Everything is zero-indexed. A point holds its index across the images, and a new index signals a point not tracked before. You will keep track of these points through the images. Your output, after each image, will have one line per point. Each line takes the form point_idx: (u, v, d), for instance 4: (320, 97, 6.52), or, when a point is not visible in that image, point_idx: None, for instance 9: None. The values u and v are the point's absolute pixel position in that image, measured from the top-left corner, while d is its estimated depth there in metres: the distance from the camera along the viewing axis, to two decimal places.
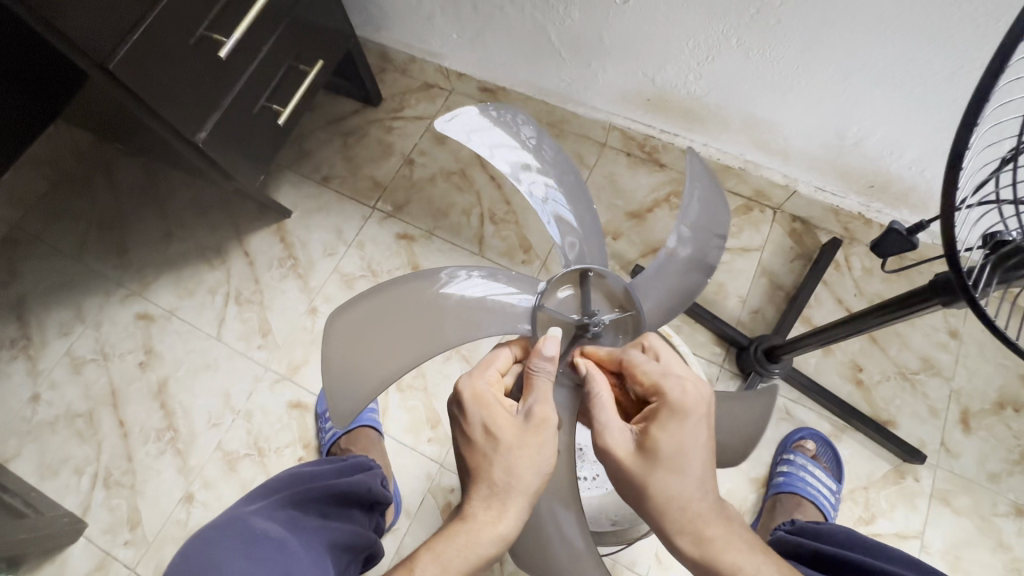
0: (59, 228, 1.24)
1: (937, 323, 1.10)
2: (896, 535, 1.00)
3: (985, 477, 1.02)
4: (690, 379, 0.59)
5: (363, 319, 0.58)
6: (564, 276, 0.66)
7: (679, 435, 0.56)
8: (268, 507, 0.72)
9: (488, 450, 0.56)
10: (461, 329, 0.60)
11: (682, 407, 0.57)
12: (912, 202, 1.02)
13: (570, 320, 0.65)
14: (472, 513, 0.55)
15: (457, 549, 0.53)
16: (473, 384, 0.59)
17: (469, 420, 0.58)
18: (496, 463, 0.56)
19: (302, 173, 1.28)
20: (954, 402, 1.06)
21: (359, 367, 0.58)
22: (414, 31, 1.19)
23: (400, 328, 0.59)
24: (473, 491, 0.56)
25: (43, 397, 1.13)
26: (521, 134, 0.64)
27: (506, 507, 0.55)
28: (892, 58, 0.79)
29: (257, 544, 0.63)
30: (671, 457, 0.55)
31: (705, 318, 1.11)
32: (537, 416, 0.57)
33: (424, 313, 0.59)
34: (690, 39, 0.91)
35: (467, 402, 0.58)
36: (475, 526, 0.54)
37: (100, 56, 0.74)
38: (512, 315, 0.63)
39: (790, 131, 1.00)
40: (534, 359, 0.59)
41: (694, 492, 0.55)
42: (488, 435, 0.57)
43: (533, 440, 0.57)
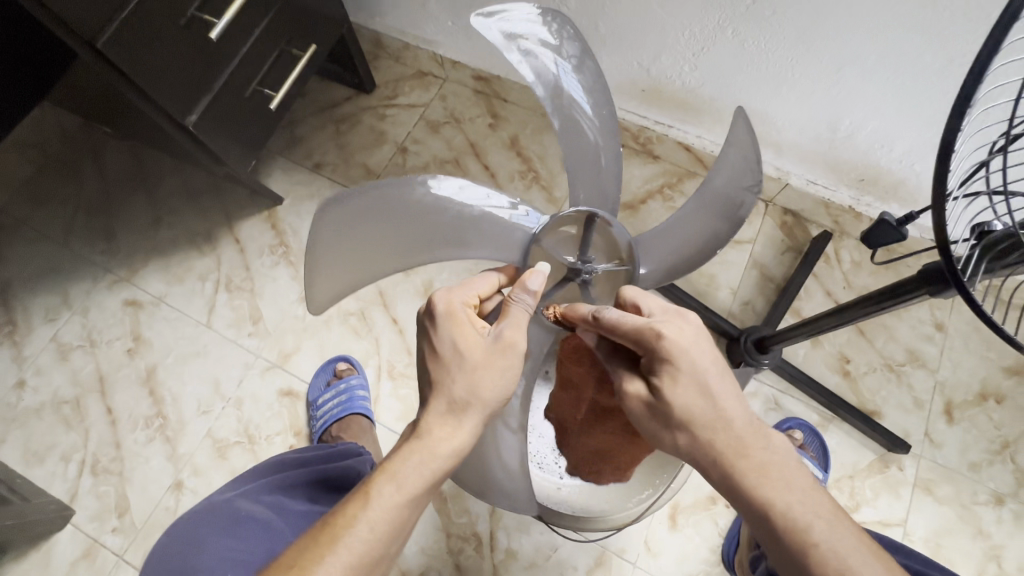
0: (43, 212, 1.22)
1: (923, 315, 1.12)
2: (879, 522, 1.02)
3: (966, 466, 1.04)
4: (669, 323, 0.58)
5: (353, 218, 0.59)
6: (570, 217, 0.64)
7: (680, 374, 0.56)
8: (256, 490, 0.72)
9: (453, 367, 0.56)
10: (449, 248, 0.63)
11: (668, 351, 0.57)
12: (902, 196, 1.03)
13: (564, 262, 0.66)
14: (428, 430, 0.55)
15: (413, 467, 0.53)
16: (449, 299, 0.59)
17: (436, 335, 0.58)
18: (459, 381, 0.56)
19: (293, 160, 1.26)
20: (938, 394, 1.08)
21: (344, 262, 0.62)
22: (409, 18, 1.17)
23: (389, 234, 0.61)
24: (430, 407, 0.56)
25: (29, 383, 1.12)
26: (564, 51, 0.62)
27: (462, 425, 0.56)
28: (886, 51, 0.79)
29: (242, 525, 0.65)
30: (680, 401, 0.56)
31: (696, 310, 1.11)
32: (506, 341, 0.58)
33: (415, 224, 0.60)
34: (685, 29, 0.90)
35: (439, 317, 0.58)
36: (430, 443, 0.55)
37: (88, 34, 0.72)
38: (505, 244, 0.64)
39: (782, 124, 1.00)
40: (517, 290, 0.59)
41: (711, 426, 0.56)
42: (455, 352, 0.57)
43: (498, 360, 0.57)
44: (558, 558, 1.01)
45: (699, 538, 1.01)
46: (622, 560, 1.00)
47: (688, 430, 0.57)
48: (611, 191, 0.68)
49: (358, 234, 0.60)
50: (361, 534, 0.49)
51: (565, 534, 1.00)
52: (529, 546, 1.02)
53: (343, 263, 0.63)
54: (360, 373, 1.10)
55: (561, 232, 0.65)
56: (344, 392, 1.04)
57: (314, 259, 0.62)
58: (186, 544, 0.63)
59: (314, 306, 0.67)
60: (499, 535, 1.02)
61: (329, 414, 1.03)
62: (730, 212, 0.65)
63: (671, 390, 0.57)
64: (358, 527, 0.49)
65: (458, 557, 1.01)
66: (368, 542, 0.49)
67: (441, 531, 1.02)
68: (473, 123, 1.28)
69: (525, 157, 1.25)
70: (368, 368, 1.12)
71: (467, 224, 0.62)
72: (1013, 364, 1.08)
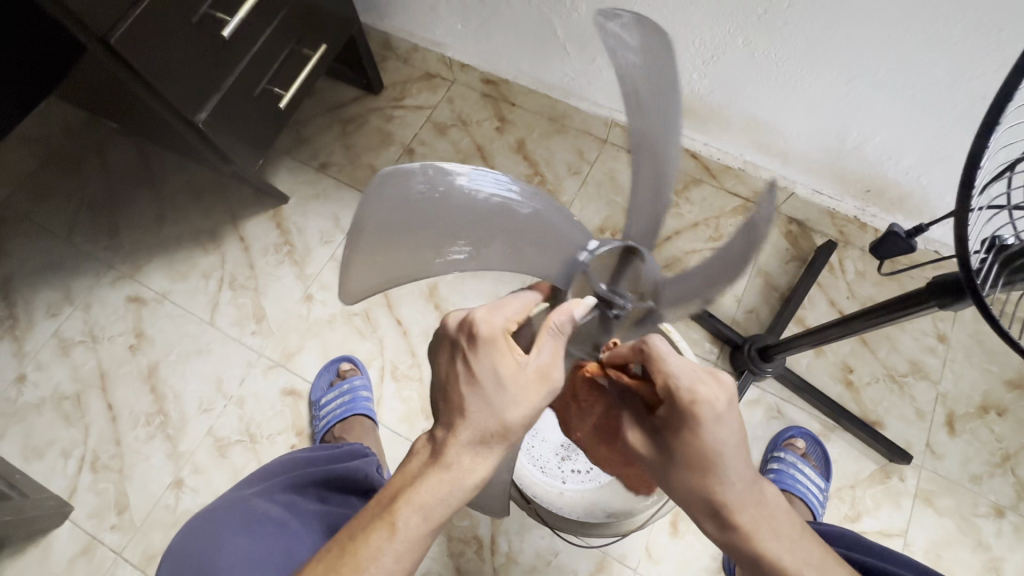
0: (47, 206, 1.22)
1: (926, 327, 1.12)
2: (880, 533, 1.02)
3: (967, 478, 1.04)
4: (702, 386, 0.55)
5: (423, 199, 0.51)
6: (615, 247, 0.60)
7: (694, 439, 0.55)
8: (268, 490, 0.72)
9: (486, 395, 0.54)
10: (505, 256, 0.57)
11: (689, 414, 0.55)
12: (907, 208, 1.03)
13: (598, 292, 0.61)
14: (456, 460, 0.53)
15: (439, 497, 0.52)
16: (492, 321, 0.55)
17: (474, 356, 0.54)
18: (494, 412, 0.54)
19: (299, 159, 1.26)
20: (940, 405, 1.08)
21: (390, 244, 0.53)
22: (419, 20, 1.18)
23: (453, 226, 0.53)
24: (456, 434, 0.54)
25: (29, 377, 1.11)
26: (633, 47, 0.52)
27: (487, 454, 0.55)
28: (898, 64, 0.80)
29: (255, 525, 0.65)
30: (695, 460, 0.55)
31: (701, 315, 1.12)
32: (546, 374, 0.56)
33: (475, 224, 0.54)
34: (695, 37, 0.91)
35: (479, 340, 0.54)
36: (458, 472, 0.53)
37: (100, 30, 0.72)
38: (554, 260, 0.59)
39: (790, 133, 1.01)
40: (558, 318, 0.56)
41: (719, 487, 0.55)
42: (493, 379, 0.54)
43: (533, 394, 0.55)
44: (559, 563, 1.00)
45: (700, 546, 1.01)
46: (623, 567, 1.00)
47: (690, 486, 0.56)
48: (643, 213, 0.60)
49: (409, 216, 0.51)
50: (388, 566, 0.49)
51: (568, 538, 1.00)
52: (531, 550, 1.01)
53: (381, 256, 0.54)
54: (363, 374, 1.09)
55: (605, 262, 0.60)
56: (347, 393, 1.03)
57: (355, 245, 0.52)
58: (201, 545, 0.63)
59: (344, 295, 0.56)
60: (501, 539, 1.02)
61: (332, 414, 1.03)
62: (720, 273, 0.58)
63: (683, 446, 0.56)
64: (384, 560, 0.49)
65: (458, 561, 1.01)
66: (395, 574, 0.49)
67: (442, 534, 1.02)
68: (480, 126, 1.28)
69: (531, 161, 1.26)
70: (372, 368, 1.12)
71: (526, 224, 0.56)
72: (1015, 377, 1.09)
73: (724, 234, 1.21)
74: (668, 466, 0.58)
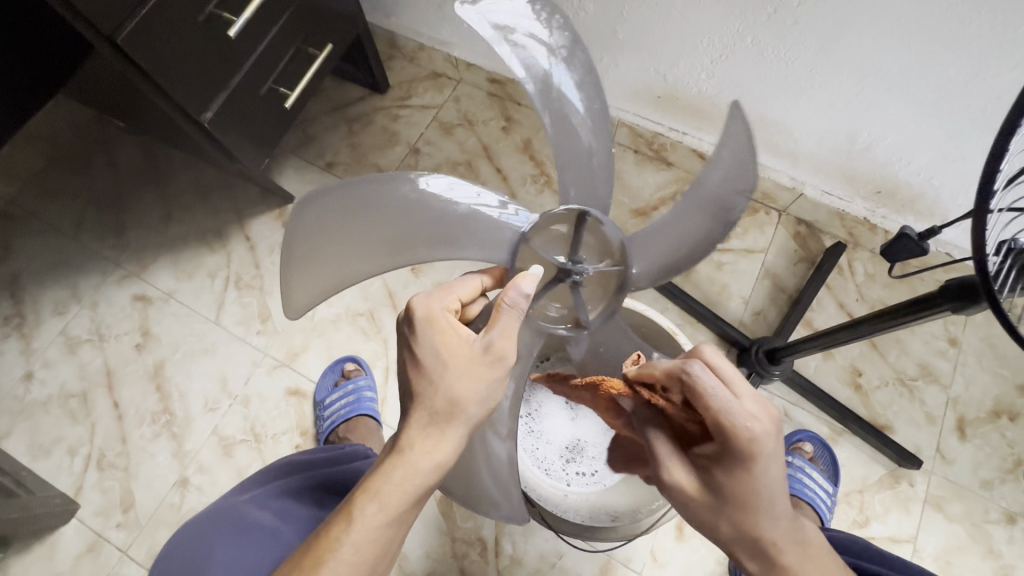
0: (54, 205, 1.22)
1: (937, 330, 1.10)
2: (889, 538, 1.00)
3: (979, 484, 1.02)
4: (758, 421, 0.52)
5: (337, 212, 0.59)
6: (560, 213, 0.62)
7: (747, 476, 0.52)
8: (264, 495, 0.72)
9: (433, 375, 0.55)
10: (428, 249, 0.62)
11: (747, 453, 0.52)
12: (919, 209, 1.02)
13: (556, 262, 0.62)
14: (409, 444, 0.54)
15: (394, 485, 0.53)
16: (428, 304, 0.57)
17: (415, 341, 0.56)
18: (440, 392, 0.54)
19: (305, 159, 1.26)
20: (950, 409, 1.07)
21: (318, 256, 0.62)
22: (425, 19, 1.17)
23: (369, 231, 0.60)
24: (410, 420, 0.55)
25: (37, 375, 1.12)
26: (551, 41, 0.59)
27: (444, 436, 0.55)
28: (910, 64, 0.79)
29: (247, 532, 0.66)
30: (744, 498, 0.53)
31: (708, 317, 1.11)
32: (492, 348, 0.55)
33: (389, 223, 0.60)
34: (704, 36, 0.90)
35: (418, 322, 0.56)
36: (411, 457, 0.54)
37: (108, 29, 0.72)
38: (474, 241, 0.62)
39: (800, 133, 0.99)
40: (509, 293, 0.55)
41: (765, 524, 0.53)
42: (436, 360, 0.55)
43: (480, 371, 0.55)
44: (563, 566, 1.00)
45: (706, 550, 1.00)
46: (628, 571, 0.99)
47: (734, 524, 0.54)
48: (603, 188, 0.65)
49: (328, 228, 0.60)
50: (347, 556, 0.50)
51: (573, 542, 0.99)
52: (535, 553, 1.01)
53: (318, 266, 0.62)
54: (367, 374, 1.09)
55: (550, 231, 0.63)
56: (351, 393, 1.03)
57: (293, 260, 0.62)
58: (194, 550, 0.65)
59: (296, 307, 0.66)
60: (504, 541, 1.01)
61: (337, 414, 1.02)
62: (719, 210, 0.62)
63: (731, 483, 0.53)
64: (343, 551, 0.50)
65: (462, 563, 1.01)
66: (354, 564, 0.50)
67: (446, 535, 1.02)
68: (486, 126, 1.28)
69: (537, 161, 1.25)
70: (376, 369, 1.12)
71: (439, 224, 0.61)
72: None
73: (731, 236, 1.20)
74: (713, 505, 0.55)
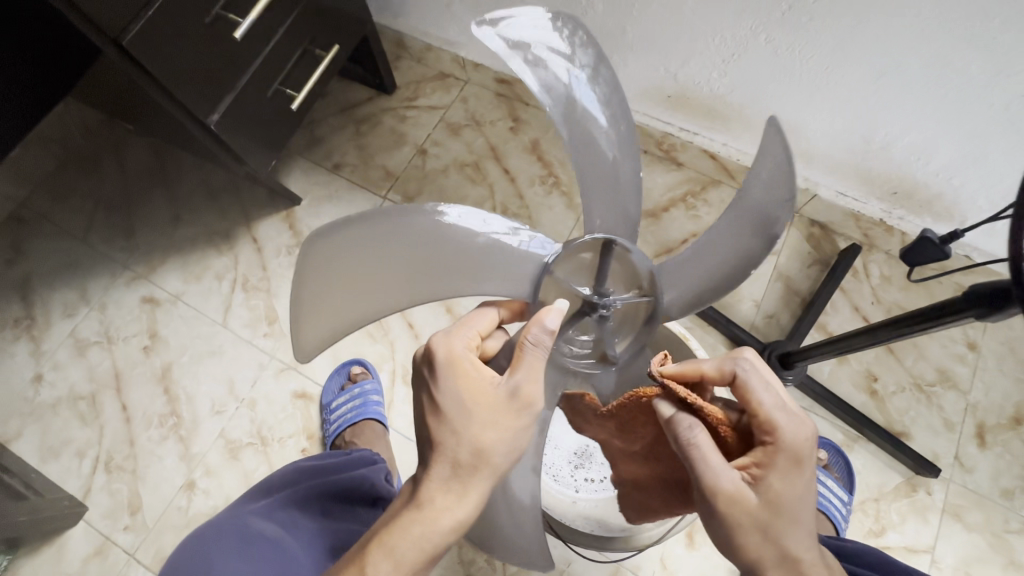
0: (64, 207, 1.23)
1: (955, 334, 1.08)
2: (905, 548, 0.98)
3: (999, 493, 1.00)
4: (803, 427, 0.55)
5: (344, 250, 0.57)
6: (586, 243, 0.61)
7: (794, 481, 0.54)
8: (270, 506, 0.72)
9: (454, 426, 0.55)
10: (443, 283, 0.59)
11: (797, 456, 0.54)
12: (937, 210, 0.99)
13: (582, 294, 0.63)
14: (428, 499, 0.55)
15: (412, 540, 0.53)
16: (450, 346, 0.57)
17: (437, 385, 0.56)
18: (463, 443, 0.55)
19: (312, 160, 1.26)
20: (970, 416, 1.04)
21: (328, 297, 0.60)
22: (432, 19, 1.16)
23: (380, 268, 0.58)
24: (431, 472, 0.55)
25: (46, 377, 1.12)
26: (577, 61, 0.59)
27: (464, 492, 0.55)
28: (930, 62, 0.76)
29: (252, 546, 0.65)
30: (790, 507, 0.54)
31: (719, 321, 1.09)
32: (516, 392, 0.56)
33: (401, 259, 0.58)
34: (715, 35, 0.88)
35: (440, 363, 0.56)
36: (430, 513, 0.54)
37: (114, 32, 0.71)
38: (493, 273, 0.60)
39: (814, 133, 0.98)
40: (532, 329, 0.55)
41: (803, 535, 0.55)
42: (459, 408, 0.55)
43: (502, 419, 0.55)
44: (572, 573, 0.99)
45: (717, 558, 0.98)
46: None
47: (778, 537, 0.54)
48: (631, 210, 0.65)
49: (337, 267, 0.58)
50: None
51: (580, 551, 0.98)
52: None
53: (328, 306, 0.60)
54: (374, 378, 1.08)
55: (576, 259, 0.62)
56: (358, 397, 1.02)
57: (304, 301, 0.61)
58: (197, 562, 0.64)
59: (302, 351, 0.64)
60: None
61: (343, 418, 1.02)
62: (760, 226, 0.60)
63: (780, 488, 0.54)
64: None
65: (469, 569, 1.00)
66: None
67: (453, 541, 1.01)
68: (494, 126, 1.26)
69: (546, 161, 1.24)
70: (383, 372, 1.11)
71: (454, 254, 0.58)
72: None
73: None
74: (760, 518, 0.54)
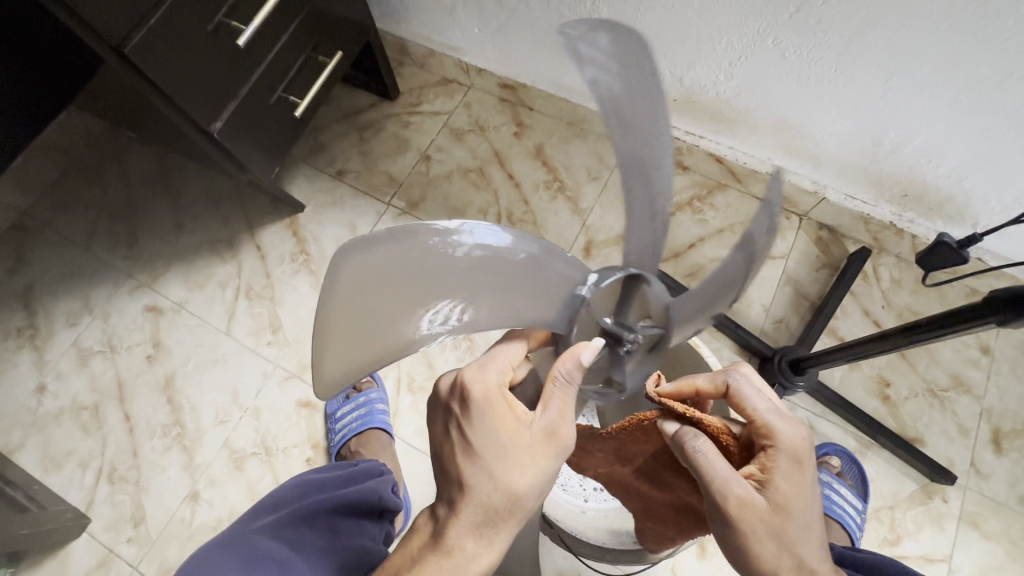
0: (68, 216, 1.22)
1: (968, 338, 1.06)
2: (922, 558, 0.96)
3: (1016, 500, 0.98)
4: (802, 433, 0.55)
5: (385, 266, 0.45)
6: (617, 278, 0.56)
7: (799, 487, 0.53)
8: (276, 524, 0.70)
9: (489, 469, 0.53)
10: (497, 309, 0.49)
11: (798, 461, 0.54)
12: (948, 213, 0.98)
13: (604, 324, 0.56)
14: (458, 545, 0.53)
15: None
16: (484, 384, 0.54)
17: (469, 424, 0.54)
18: (498, 487, 0.53)
19: (316, 167, 1.25)
20: (984, 421, 1.02)
21: (355, 325, 0.47)
22: (435, 25, 1.16)
23: (426, 292, 0.46)
24: (458, 517, 0.53)
25: (49, 388, 1.11)
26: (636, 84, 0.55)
27: (493, 535, 0.54)
28: (943, 61, 0.75)
29: (259, 566, 0.63)
30: (798, 513, 0.53)
31: (727, 326, 1.08)
32: (553, 433, 0.54)
33: (454, 280, 0.46)
34: (721, 38, 0.87)
35: (472, 402, 0.54)
36: (460, 559, 0.53)
37: (115, 39, 0.71)
38: (548, 302, 0.53)
39: (822, 136, 0.96)
40: (563, 364, 0.53)
41: (812, 540, 0.54)
42: (495, 450, 0.53)
43: (537, 459, 0.54)
44: None
45: (728, 568, 0.96)
46: None
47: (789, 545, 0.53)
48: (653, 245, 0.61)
49: (373, 288, 0.46)
50: None
51: (590, 561, 0.97)
52: (551, 570, 0.98)
53: (356, 337, 0.47)
54: (379, 386, 1.07)
55: (608, 292, 0.56)
56: (363, 406, 1.03)
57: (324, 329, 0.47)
58: None
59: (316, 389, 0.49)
60: None
61: (348, 428, 1.01)
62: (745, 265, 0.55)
63: (788, 494, 0.53)
64: None
65: None
66: None
67: None
68: (498, 131, 1.26)
69: (550, 166, 1.23)
70: (388, 380, 1.10)
71: (512, 276, 0.49)
72: None
73: None
74: (771, 527, 0.53)
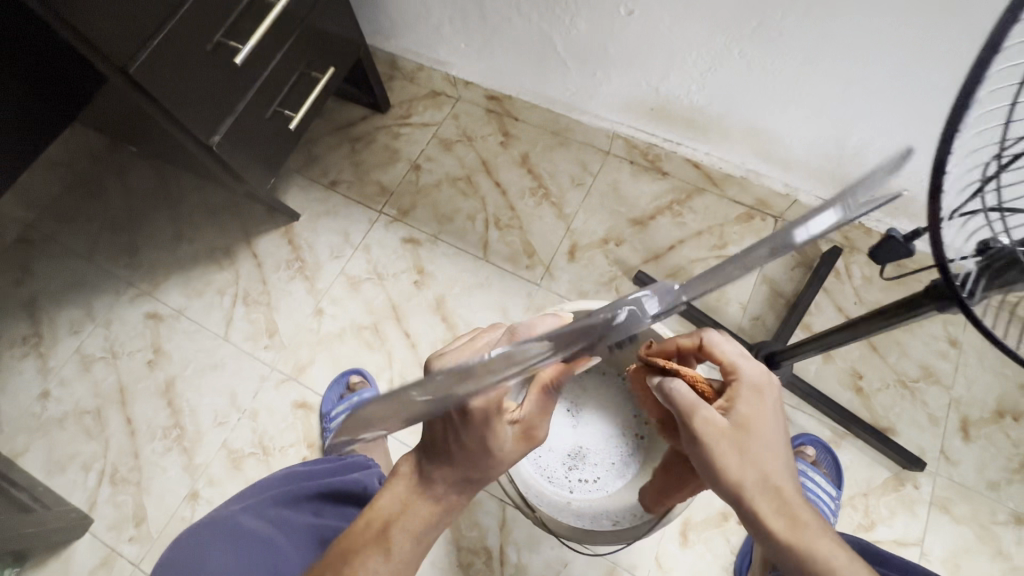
0: (70, 229, 1.27)
1: (936, 332, 1.11)
2: (895, 542, 1.00)
3: (984, 485, 1.02)
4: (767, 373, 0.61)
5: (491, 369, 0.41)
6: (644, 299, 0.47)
7: (762, 416, 0.57)
8: (258, 505, 0.74)
9: (479, 456, 0.59)
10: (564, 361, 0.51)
11: (760, 392, 0.59)
12: (912, 211, 1.03)
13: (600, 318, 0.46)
14: (446, 496, 0.59)
15: (428, 523, 0.59)
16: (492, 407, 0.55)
17: (468, 430, 0.57)
18: (482, 467, 0.60)
19: (310, 177, 1.30)
20: (953, 410, 1.07)
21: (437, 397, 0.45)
22: (423, 40, 1.22)
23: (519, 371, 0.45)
24: (445, 478, 0.59)
25: (53, 393, 1.15)
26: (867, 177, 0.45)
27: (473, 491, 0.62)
28: (894, 71, 0.81)
29: (242, 542, 0.68)
30: (761, 437, 0.56)
31: (706, 324, 1.12)
32: (532, 431, 0.62)
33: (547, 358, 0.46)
34: (691, 51, 0.93)
35: (476, 420, 0.56)
36: (447, 505, 0.60)
37: (121, 61, 0.76)
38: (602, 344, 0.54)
39: (791, 140, 1.02)
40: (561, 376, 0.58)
41: (779, 468, 0.56)
42: (488, 448, 0.59)
43: (517, 447, 0.61)
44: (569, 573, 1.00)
45: (710, 555, 1.00)
46: None
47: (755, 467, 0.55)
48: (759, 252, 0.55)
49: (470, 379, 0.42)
50: None
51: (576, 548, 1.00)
52: (539, 561, 1.01)
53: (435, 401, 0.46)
54: (372, 386, 1.11)
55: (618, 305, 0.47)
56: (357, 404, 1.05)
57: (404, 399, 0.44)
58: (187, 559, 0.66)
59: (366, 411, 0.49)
60: (509, 550, 1.02)
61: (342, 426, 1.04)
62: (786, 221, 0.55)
63: (749, 419, 0.57)
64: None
65: (468, 571, 1.01)
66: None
67: (451, 545, 1.02)
68: (485, 141, 1.31)
69: (535, 174, 1.28)
70: (381, 381, 1.14)
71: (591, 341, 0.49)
72: None
73: (728, 242, 1.22)
74: (736, 447, 0.55)
